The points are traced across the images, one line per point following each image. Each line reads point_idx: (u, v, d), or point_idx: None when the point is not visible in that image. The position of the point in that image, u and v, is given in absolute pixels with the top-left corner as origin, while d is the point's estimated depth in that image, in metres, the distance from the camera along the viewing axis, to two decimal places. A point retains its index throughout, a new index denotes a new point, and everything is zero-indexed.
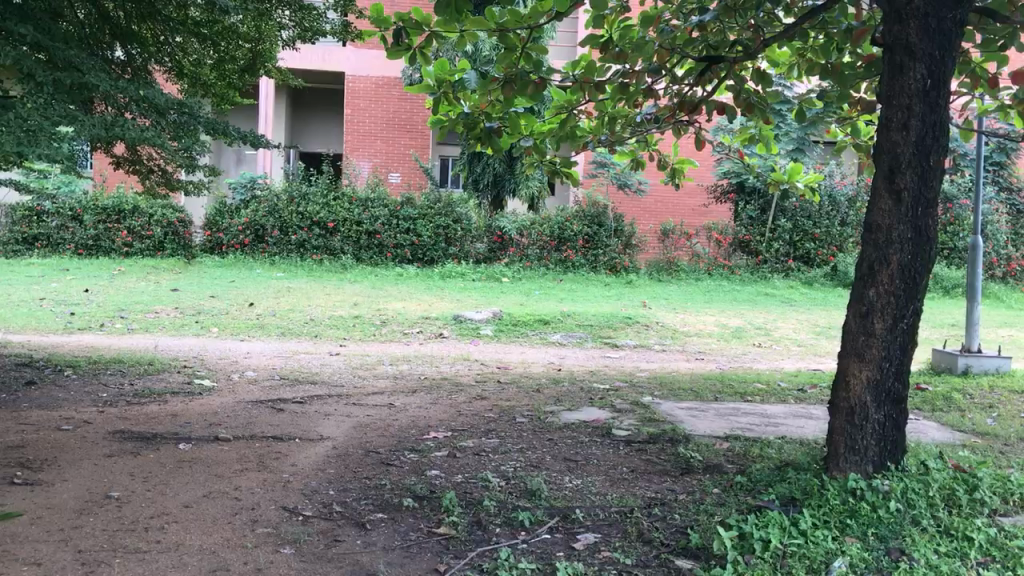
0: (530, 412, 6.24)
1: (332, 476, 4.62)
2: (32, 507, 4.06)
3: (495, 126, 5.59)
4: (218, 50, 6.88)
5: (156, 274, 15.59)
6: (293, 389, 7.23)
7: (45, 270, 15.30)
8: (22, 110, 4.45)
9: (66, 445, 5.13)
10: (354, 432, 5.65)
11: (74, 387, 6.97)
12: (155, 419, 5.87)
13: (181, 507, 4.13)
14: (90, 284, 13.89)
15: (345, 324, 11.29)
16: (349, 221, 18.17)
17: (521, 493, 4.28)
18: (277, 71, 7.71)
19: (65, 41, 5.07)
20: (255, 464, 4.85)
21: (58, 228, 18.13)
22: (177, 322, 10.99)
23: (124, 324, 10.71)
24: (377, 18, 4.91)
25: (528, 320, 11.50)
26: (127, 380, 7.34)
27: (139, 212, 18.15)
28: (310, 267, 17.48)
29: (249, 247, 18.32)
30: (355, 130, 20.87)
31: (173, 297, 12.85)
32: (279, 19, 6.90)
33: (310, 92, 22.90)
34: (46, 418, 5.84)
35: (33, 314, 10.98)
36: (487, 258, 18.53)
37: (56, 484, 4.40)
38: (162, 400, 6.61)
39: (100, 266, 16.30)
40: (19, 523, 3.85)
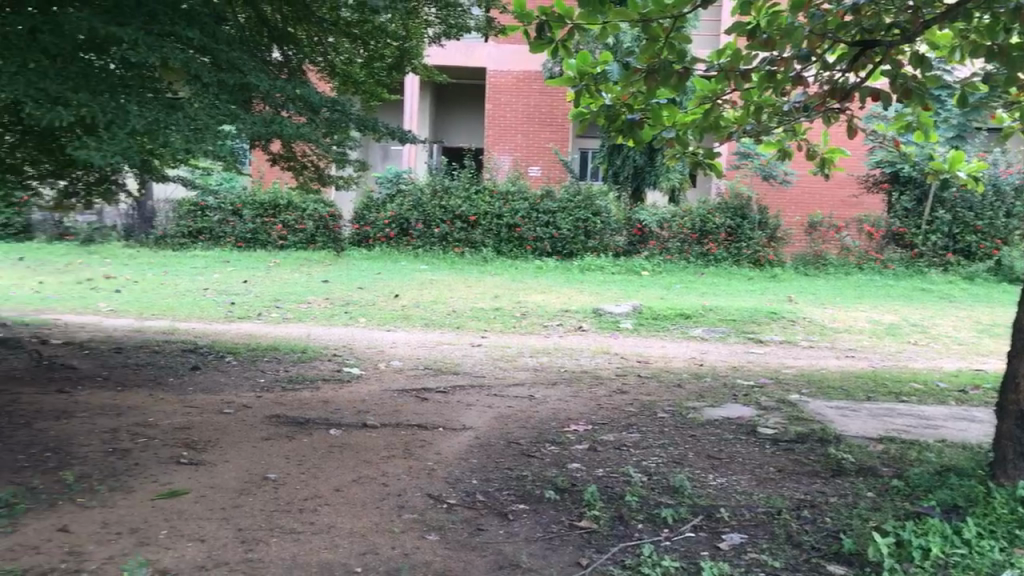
0: (672, 407, 6.15)
1: (475, 466, 4.68)
2: (197, 486, 4.31)
3: (637, 118, 5.56)
4: (368, 48, 7.15)
5: (308, 266, 16.21)
6: (438, 379, 7.38)
7: (208, 262, 16.15)
8: (190, 110, 4.68)
9: (227, 428, 5.41)
10: (496, 422, 5.72)
11: (234, 372, 7.35)
12: (308, 405, 6.12)
13: (332, 491, 4.27)
14: (248, 276, 14.57)
15: (487, 315, 11.46)
16: (490, 214, 18.40)
17: (664, 489, 4.23)
18: (424, 69, 7.91)
19: (227, 43, 5.33)
20: (401, 451, 4.98)
21: (220, 222, 18.99)
22: (328, 312, 11.43)
23: (279, 313, 11.20)
24: (520, 15, 4.90)
25: (669, 314, 11.35)
26: (282, 366, 7.69)
27: (293, 207, 18.93)
28: (453, 259, 17.77)
29: (394, 240, 18.82)
30: (497, 125, 21.12)
31: (325, 289, 13.36)
32: (426, 17, 7.23)
33: (454, 88, 23.36)
34: (210, 402, 6.18)
35: (198, 303, 11.62)
36: (627, 252, 18.41)
37: (218, 464, 4.65)
38: (314, 386, 6.87)
39: (256, 259, 17.04)
40: (185, 500, 4.09)
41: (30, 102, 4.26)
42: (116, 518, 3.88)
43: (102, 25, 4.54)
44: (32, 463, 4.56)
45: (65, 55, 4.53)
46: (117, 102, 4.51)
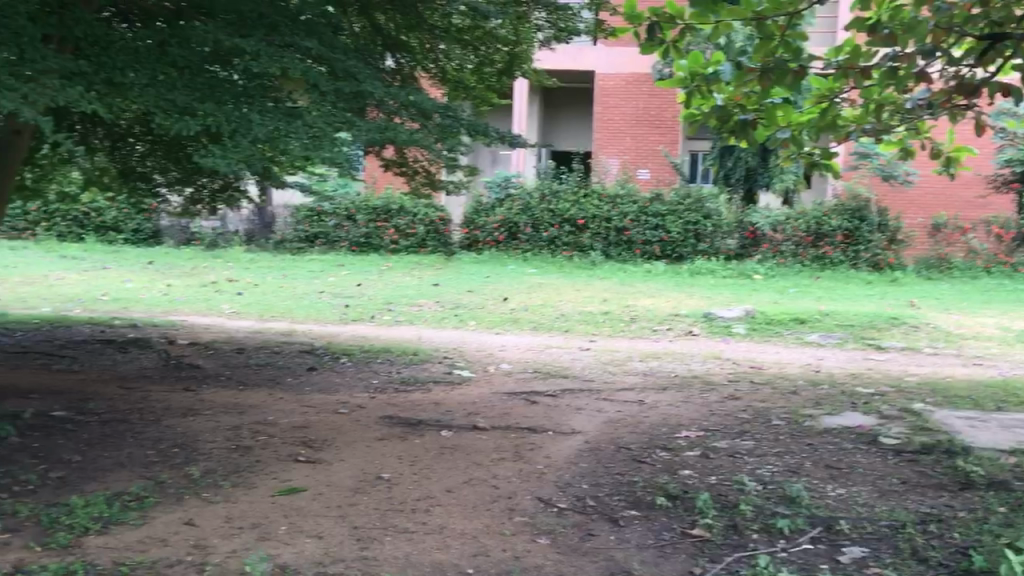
0: (787, 414, 5.98)
1: (585, 471, 4.66)
2: (315, 483, 4.43)
3: (750, 118, 5.42)
4: (479, 54, 7.23)
5: (419, 269, 16.48)
6: (547, 383, 7.38)
7: (324, 266, 16.60)
8: (309, 117, 4.80)
9: (342, 427, 5.54)
10: (605, 427, 5.68)
11: (348, 373, 7.53)
12: (419, 406, 6.21)
13: (443, 492, 4.32)
14: (362, 279, 14.90)
15: (596, 319, 11.41)
16: (599, 218, 18.33)
17: (780, 498, 4.12)
18: (534, 73, 7.96)
19: (343, 53, 5.47)
20: (511, 454, 5.00)
21: (335, 227, 19.36)
22: (438, 315, 11.58)
23: (391, 316, 11.41)
24: (630, 16, 4.95)
25: (783, 319, 11.06)
26: (394, 368, 7.84)
27: (404, 212, 19.23)
28: (561, 262, 17.75)
29: (503, 244, 18.94)
30: (606, 128, 21.03)
31: (435, 292, 13.55)
32: (536, 21, 7.28)
33: (562, 92, 23.40)
34: (326, 401, 6.34)
35: (314, 306, 11.95)
36: (739, 255, 18.03)
37: (334, 463, 4.77)
38: (425, 388, 6.98)
39: (369, 262, 17.41)
40: (303, 498, 4.21)
41: (160, 112, 4.45)
42: (238, 513, 4.02)
43: (226, 37, 4.74)
44: (160, 457, 4.77)
45: (193, 68, 4.73)
46: (240, 111, 4.67)
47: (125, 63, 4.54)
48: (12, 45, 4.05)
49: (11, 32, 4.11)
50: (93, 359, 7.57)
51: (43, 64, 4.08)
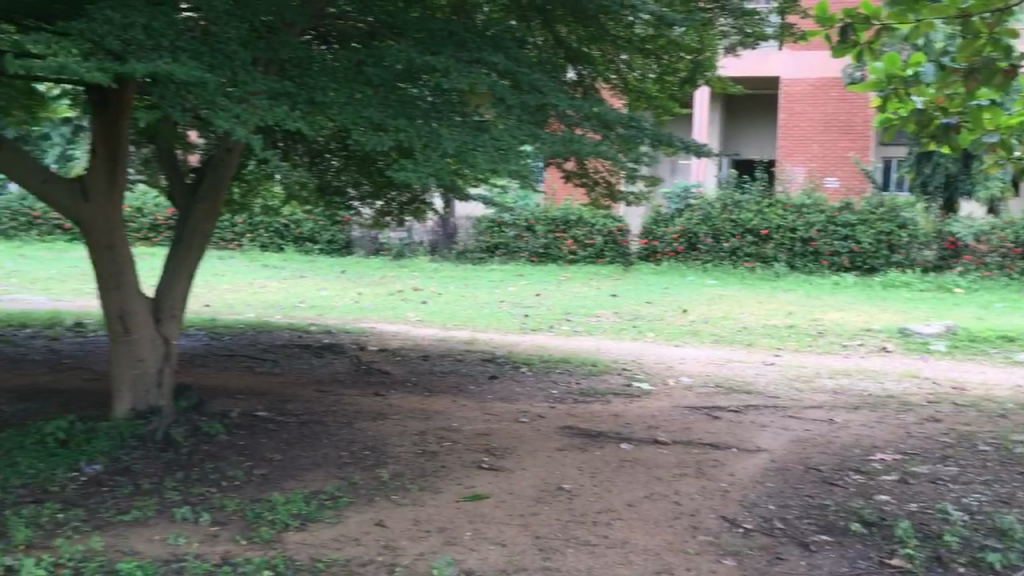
0: (996, 439, 5.54)
1: (773, 491, 4.49)
2: (498, 491, 4.50)
3: (953, 122, 5.05)
4: (662, 62, 7.15)
5: (597, 280, 16.47)
6: (729, 397, 7.17)
7: (504, 276, 16.89)
8: (496, 131, 4.83)
9: (523, 436, 5.60)
10: (793, 446, 5.46)
11: (528, 382, 7.61)
12: (599, 418, 6.19)
13: (625, 506, 4.28)
14: (541, 290, 15.03)
15: (781, 333, 11.01)
16: (784, 228, 17.72)
17: (990, 530, 3.81)
18: (717, 81, 7.80)
19: (528, 66, 5.54)
20: (694, 470, 4.89)
21: (515, 238, 19.49)
22: (617, 326, 11.51)
23: (570, 326, 11.46)
24: (821, 19, 4.70)
25: (989, 336, 10.29)
26: (573, 379, 7.85)
27: (583, 223, 19.14)
28: (744, 274, 17.25)
29: (682, 255, 18.64)
30: (792, 135, 20.30)
31: (614, 303, 13.49)
32: (721, 27, 7.14)
33: (744, 99, 22.80)
34: (507, 410, 6.43)
35: (495, 315, 12.16)
36: (937, 267, 16.95)
37: (516, 471, 4.82)
38: (604, 400, 6.94)
39: (549, 273, 17.55)
40: (487, 504, 4.28)
41: (357, 129, 4.63)
42: (425, 516, 4.13)
43: (417, 55, 4.94)
44: (353, 459, 4.99)
45: (386, 85, 4.93)
46: (430, 126, 4.78)
47: (325, 83, 4.80)
48: (227, 70, 4.33)
49: (227, 57, 4.40)
50: (292, 363, 8.03)
51: (254, 86, 4.34)
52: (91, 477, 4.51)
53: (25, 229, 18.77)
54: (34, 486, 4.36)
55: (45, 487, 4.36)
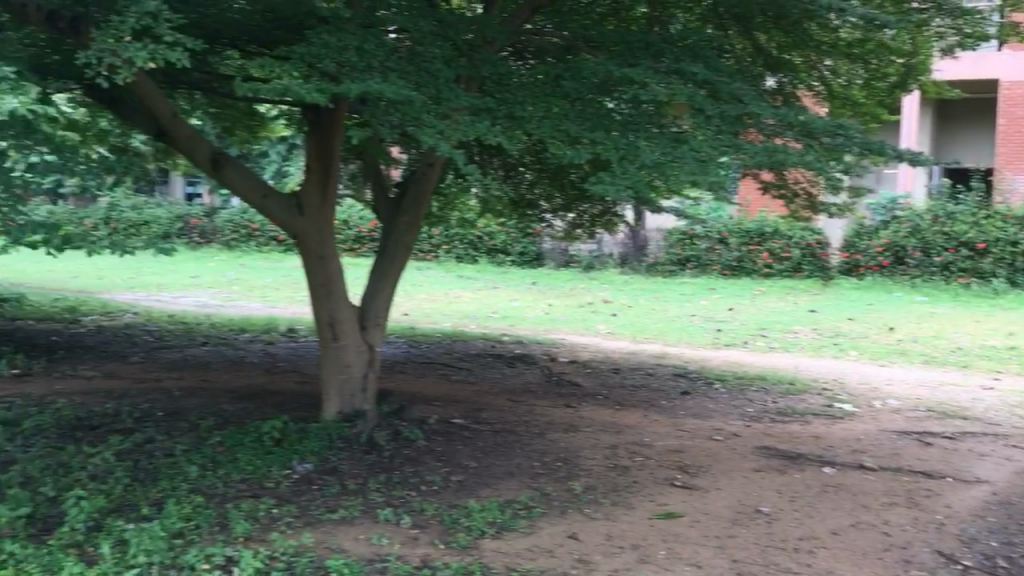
0: None
1: (995, 526, 4.15)
2: (692, 510, 4.39)
3: None
4: (870, 67, 6.80)
5: (794, 295, 15.85)
6: (943, 423, 6.69)
7: (696, 289, 16.57)
8: (695, 142, 4.66)
9: (718, 455, 5.45)
10: (1018, 479, 5.02)
11: (723, 399, 7.40)
12: (798, 439, 5.93)
13: (829, 534, 4.07)
14: (734, 303, 14.66)
15: (1001, 355, 10.17)
16: (1002, 241, 16.42)
17: None
18: (931, 85, 7.33)
19: (729, 76, 5.39)
20: (905, 499, 4.59)
21: (707, 251, 19.02)
22: (816, 343, 11.03)
23: (766, 342, 11.07)
24: None
25: None
26: (770, 397, 7.56)
27: (779, 235, 18.44)
28: (957, 290, 16.09)
29: (888, 268, 17.58)
30: (1013, 140, 18.74)
31: (812, 319, 12.92)
32: (936, 29, 6.71)
33: (960, 104, 21.29)
34: (701, 427, 6.28)
35: (686, 329, 11.96)
36: None
37: (712, 491, 4.69)
38: (804, 420, 6.65)
39: (743, 287, 17.07)
40: (681, 524, 4.20)
41: (555, 143, 4.66)
42: (618, 531, 4.10)
43: (615, 68, 4.94)
44: (546, 470, 5.02)
45: (583, 98, 4.95)
46: (627, 139, 4.70)
47: (524, 98, 4.88)
48: (432, 87, 4.47)
49: (432, 76, 4.55)
50: (486, 372, 8.22)
51: (457, 101, 4.45)
52: (303, 476, 4.78)
53: (245, 240, 20.26)
54: (252, 481, 4.67)
55: (261, 483, 4.66)
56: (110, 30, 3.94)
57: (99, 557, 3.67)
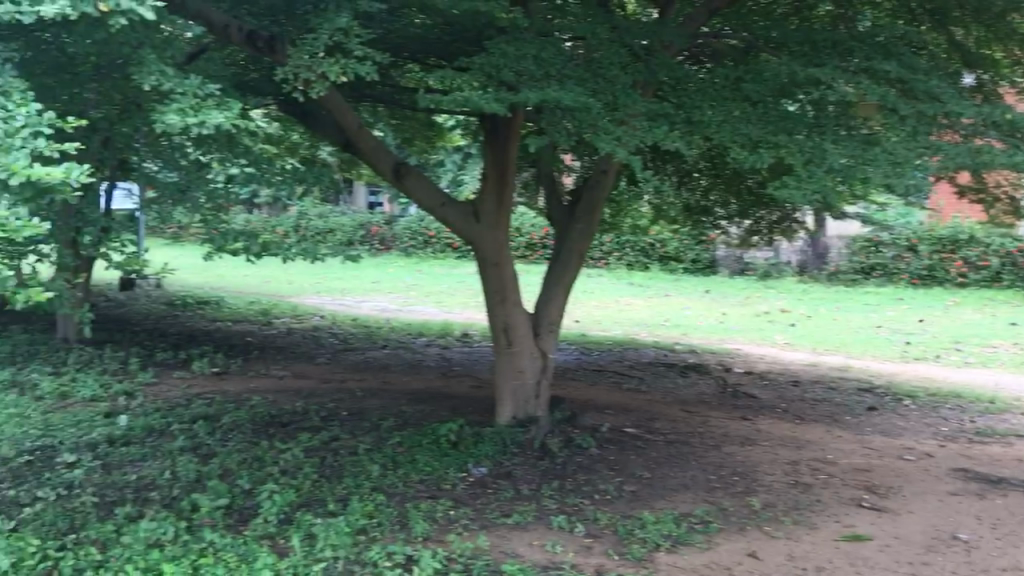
0: None
1: None
2: (882, 534, 4.15)
3: None
4: None
5: (993, 306, 14.75)
6: None
7: (882, 299, 15.70)
8: (889, 143, 4.40)
9: (909, 475, 5.13)
10: None
11: (913, 416, 6.97)
12: (1000, 462, 5.49)
13: None
14: (925, 315, 13.86)
15: None
16: None
17: None
18: None
19: (926, 73, 5.06)
20: None
21: (894, 259, 18.01)
22: (1019, 359, 10.21)
23: (961, 356, 10.36)
24: None
25: None
26: (967, 416, 7.05)
27: (975, 242, 17.31)
28: None
29: None
30: None
31: (1013, 332, 11.98)
32: None
33: None
34: (889, 446, 5.93)
35: (872, 341, 11.35)
36: None
37: (903, 514, 4.42)
38: (1006, 442, 6.16)
39: (934, 297, 16.04)
40: (870, 547, 3.98)
41: (735, 148, 4.52)
42: (801, 552, 3.94)
43: (799, 68, 4.74)
44: (723, 484, 4.88)
45: (765, 101, 4.78)
46: (814, 141, 4.50)
47: (702, 102, 4.77)
48: (608, 94, 4.44)
49: (609, 82, 4.52)
50: (658, 381, 8.10)
51: (633, 107, 4.41)
52: (478, 479, 4.87)
53: (422, 246, 20.90)
54: (430, 482, 4.79)
55: (438, 484, 4.77)
56: (304, 47, 4.15)
57: (290, 549, 3.86)
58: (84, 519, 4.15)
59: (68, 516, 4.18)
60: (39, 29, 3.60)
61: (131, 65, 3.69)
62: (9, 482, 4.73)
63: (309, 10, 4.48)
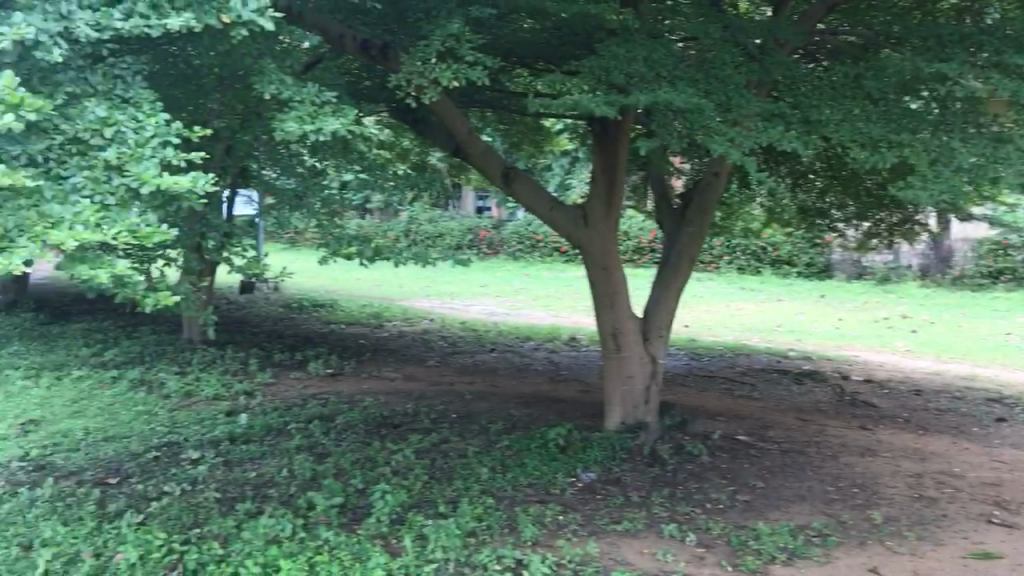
0: None
1: None
2: (1015, 553, 3.94)
3: None
4: None
5: None
6: None
7: (1011, 305, 14.90)
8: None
9: None
10: None
11: None
12: None
13: None
14: None
15: None
16: None
17: None
18: None
19: None
20: None
21: None
22: None
23: None
24: None
25: None
26: None
27: None
28: None
29: None
30: None
31: None
32: None
33: None
34: (1021, 459, 5.62)
35: (1001, 349, 10.80)
36: None
37: None
38: None
39: None
40: (1002, 566, 3.78)
41: (855, 148, 4.36)
42: (928, 570, 3.77)
43: (924, 64, 4.53)
44: (841, 496, 4.72)
45: (887, 99, 4.59)
46: (940, 140, 4.30)
47: (820, 101, 4.62)
48: (721, 94, 4.35)
49: (722, 83, 4.43)
50: (772, 388, 7.88)
51: (748, 107, 4.30)
52: (587, 485, 4.84)
53: (529, 250, 20.99)
54: (539, 486, 4.79)
55: (547, 488, 4.76)
56: (417, 54, 4.22)
57: (402, 549, 3.92)
58: (207, 514, 4.31)
59: (192, 510, 4.34)
60: (167, 43, 3.77)
61: (252, 76, 3.82)
62: (139, 476, 4.96)
63: (421, 18, 4.55)
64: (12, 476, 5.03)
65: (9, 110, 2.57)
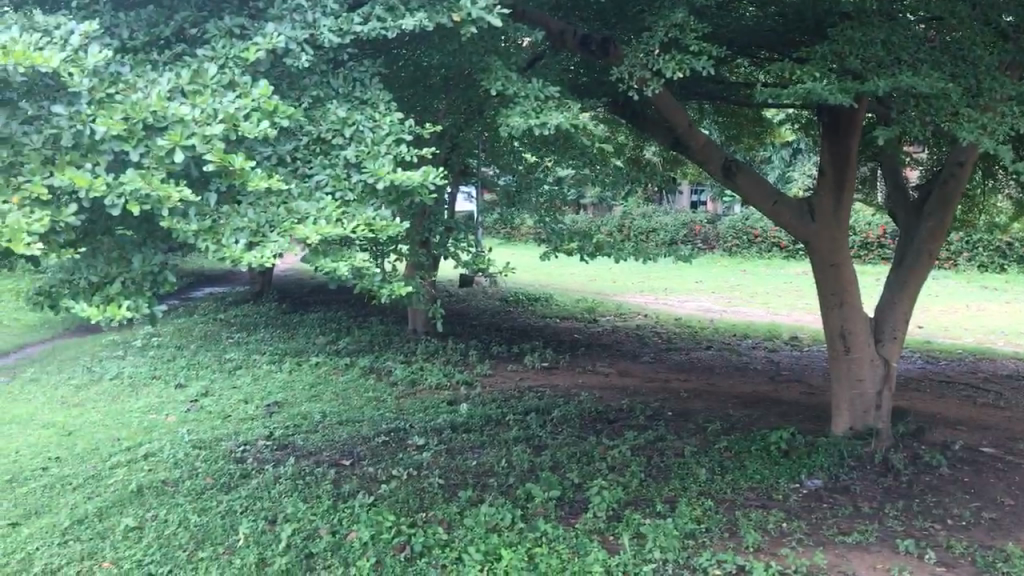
0: None
1: None
2: None
3: None
4: None
5: None
6: None
7: None
8: None
9: None
10: None
11: None
12: None
13: None
14: None
15: None
16: None
17: None
18: None
19: None
20: None
21: None
22: None
23: None
24: None
25: None
26: None
27: None
28: None
29: None
30: None
31: None
32: None
33: None
34: None
35: None
36: None
37: None
38: None
39: None
40: None
41: None
42: None
43: None
44: None
45: None
46: None
47: None
48: (971, 78, 4.02)
49: (971, 65, 4.09)
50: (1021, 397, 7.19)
51: (1001, 91, 3.93)
52: (812, 492, 4.62)
53: (747, 246, 20.33)
54: (759, 491, 4.62)
55: (769, 493, 4.59)
56: (640, 46, 4.19)
57: (621, 547, 3.90)
58: (432, 499, 4.48)
59: (418, 495, 4.53)
60: (400, 45, 3.95)
61: (479, 74, 3.92)
62: (369, 460, 5.24)
63: (642, 10, 4.52)
64: (259, 454, 5.46)
65: (265, 118, 2.77)
